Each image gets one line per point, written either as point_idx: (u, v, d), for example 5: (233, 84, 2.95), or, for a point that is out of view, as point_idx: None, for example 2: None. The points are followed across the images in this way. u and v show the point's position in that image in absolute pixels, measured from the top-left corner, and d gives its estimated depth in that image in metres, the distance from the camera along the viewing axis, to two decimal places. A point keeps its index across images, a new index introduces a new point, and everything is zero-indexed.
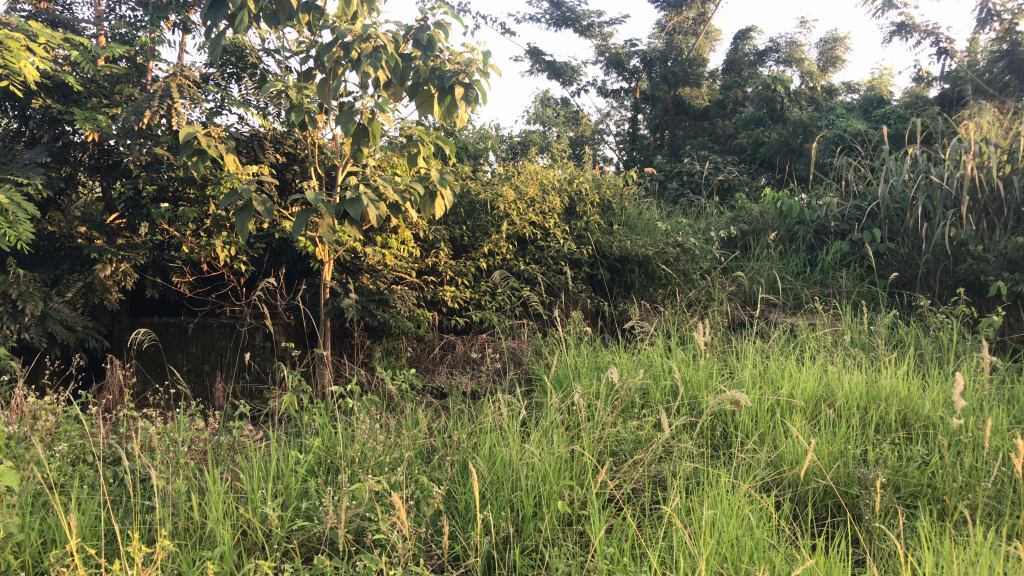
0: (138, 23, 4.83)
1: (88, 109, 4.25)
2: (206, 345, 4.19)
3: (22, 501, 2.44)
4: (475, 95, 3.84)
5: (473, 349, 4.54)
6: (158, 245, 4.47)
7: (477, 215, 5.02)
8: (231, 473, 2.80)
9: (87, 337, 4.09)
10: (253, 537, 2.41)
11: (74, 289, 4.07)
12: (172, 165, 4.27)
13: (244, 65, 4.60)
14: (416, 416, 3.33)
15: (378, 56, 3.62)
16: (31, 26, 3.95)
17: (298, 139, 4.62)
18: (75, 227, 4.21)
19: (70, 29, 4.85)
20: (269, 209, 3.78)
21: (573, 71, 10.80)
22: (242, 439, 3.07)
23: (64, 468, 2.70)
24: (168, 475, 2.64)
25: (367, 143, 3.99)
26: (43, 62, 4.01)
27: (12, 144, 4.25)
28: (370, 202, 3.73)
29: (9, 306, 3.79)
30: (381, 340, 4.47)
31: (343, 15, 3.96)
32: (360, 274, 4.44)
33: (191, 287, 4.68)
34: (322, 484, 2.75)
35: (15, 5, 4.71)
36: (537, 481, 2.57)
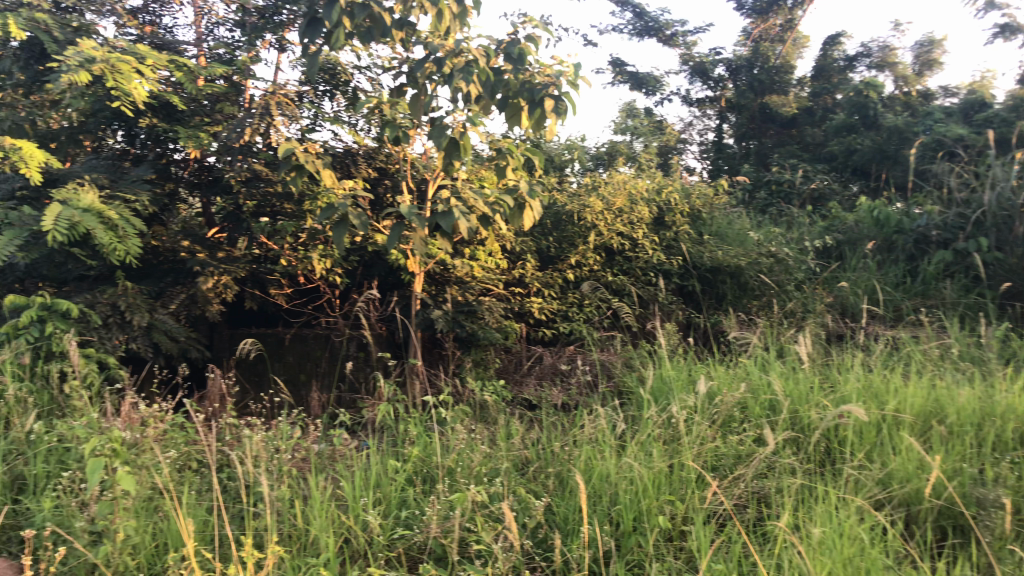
0: (236, 44, 5.01)
1: (192, 128, 4.50)
2: (302, 355, 4.39)
3: (138, 504, 2.57)
4: (565, 107, 3.91)
5: (562, 361, 4.50)
6: (256, 259, 4.71)
7: (563, 226, 5.05)
8: (332, 481, 2.87)
9: (190, 347, 4.29)
10: (356, 545, 2.46)
11: (177, 301, 4.28)
12: (270, 180, 4.47)
13: (337, 83, 4.76)
14: (510, 427, 3.33)
15: (470, 70, 3.79)
16: (139, 50, 4.20)
17: (389, 154, 4.73)
18: (179, 241, 4.49)
19: (173, 51, 5.14)
20: (363, 222, 3.93)
21: (656, 82, 10.14)
22: (340, 447, 3.13)
23: (174, 473, 2.82)
24: (273, 481, 2.73)
25: (459, 157, 4.06)
26: (152, 83, 4.27)
27: (120, 164, 4.58)
28: (461, 215, 3.81)
29: (118, 317, 3.99)
30: (470, 352, 4.47)
31: (436, 31, 4.11)
32: (449, 285, 4.60)
33: (288, 299, 4.89)
34: (421, 494, 2.79)
35: (122, 30, 5.12)
36: (636, 495, 2.56)
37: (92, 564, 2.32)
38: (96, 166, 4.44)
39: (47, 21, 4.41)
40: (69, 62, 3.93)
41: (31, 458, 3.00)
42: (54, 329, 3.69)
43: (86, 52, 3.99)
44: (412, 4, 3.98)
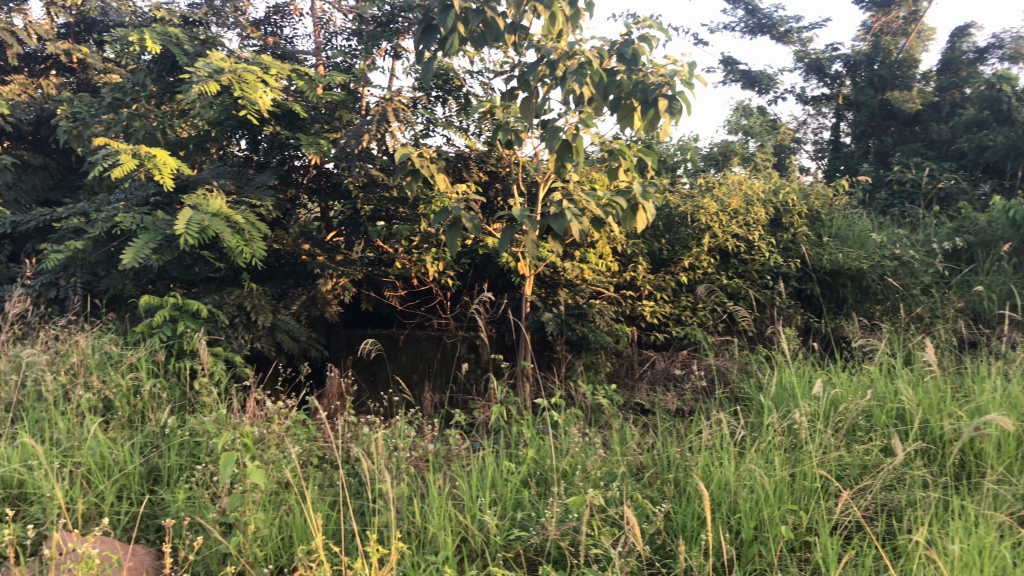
0: (353, 52, 5.13)
1: (312, 134, 4.66)
2: (416, 355, 4.50)
3: (265, 497, 2.68)
4: (679, 107, 3.84)
5: (675, 365, 4.42)
6: (371, 262, 4.84)
7: (676, 228, 5.01)
8: (448, 480, 2.91)
9: (310, 347, 4.45)
10: (473, 545, 2.50)
11: (298, 302, 4.45)
12: (386, 185, 4.58)
13: (450, 88, 4.84)
14: (624, 431, 3.30)
15: (582, 72, 3.78)
16: (263, 60, 4.37)
17: (500, 157, 4.78)
18: (299, 244, 4.65)
19: (293, 60, 5.34)
20: (476, 225, 3.98)
21: (769, 80, 9.83)
22: (455, 448, 3.18)
23: (298, 468, 2.92)
24: (392, 479, 2.79)
25: (571, 160, 4.06)
26: (275, 92, 4.44)
27: (245, 170, 4.76)
28: (573, 217, 3.80)
29: (243, 317, 4.18)
30: (580, 355, 4.48)
31: (548, 34, 4.12)
32: (560, 288, 4.60)
33: (402, 300, 5.01)
34: (536, 495, 2.80)
35: (247, 42, 5.35)
36: (757, 503, 2.49)
37: (224, 552, 2.44)
38: (224, 172, 4.65)
39: (178, 35, 4.64)
40: (200, 74, 4.13)
41: (166, 451, 3.16)
42: (185, 328, 3.88)
43: (215, 63, 4.18)
44: (525, 9, 4.00)
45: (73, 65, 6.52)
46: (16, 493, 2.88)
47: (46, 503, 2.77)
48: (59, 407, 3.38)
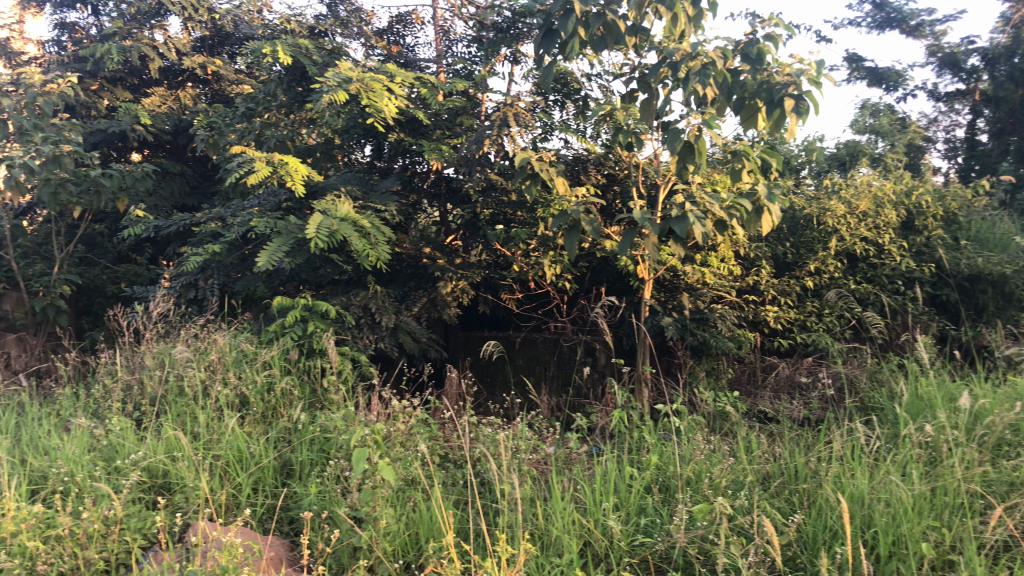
0: (473, 59, 5.23)
1: (434, 140, 4.77)
2: (532, 358, 4.64)
3: (393, 494, 2.75)
4: (806, 106, 3.74)
5: (800, 372, 4.26)
6: (490, 265, 4.93)
7: (800, 231, 4.89)
8: (571, 483, 2.92)
9: (430, 348, 4.58)
10: (598, 549, 2.49)
11: (420, 304, 4.58)
12: (505, 189, 4.65)
13: (569, 92, 4.85)
14: (749, 439, 3.22)
15: (706, 73, 3.72)
16: (389, 69, 4.50)
17: (619, 160, 4.77)
18: (421, 247, 4.76)
19: (416, 69, 5.47)
20: (596, 228, 3.98)
21: (898, 76, 9.37)
22: (576, 451, 3.19)
23: (424, 467, 2.98)
24: (516, 480, 2.82)
25: (693, 161, 3.99)
26: (400, 99, 4.56)
27: (369, 176, 4.90)
28: (696, 219, 3.74)
29: (369, 318, 4.35)
30: (701, 361, 4.43)
31: (670, 36, 4.07)
32: (680, 292, 4.55)
33: (519, 303, 5.08)
34: (660, 502, 2.77)
35: (372, 52, 5.52)
36: (894, 518, 2.39)
37: (355, 546, 2.52)
38: (350, 178, 4.80)
39: (308, 46, 4.82)
40: (330, 84, 4.29)
41: (298, 446, 3.28)
42: (314, 328, 4.04)
43: (344, 73, 4.33)
44: (646, 10, 3.97)
45: (209, 78, 6.87)
46: (161, 482, 3.05)
47: (190, 493, 2.92)
48: (199, 401, 3.56)
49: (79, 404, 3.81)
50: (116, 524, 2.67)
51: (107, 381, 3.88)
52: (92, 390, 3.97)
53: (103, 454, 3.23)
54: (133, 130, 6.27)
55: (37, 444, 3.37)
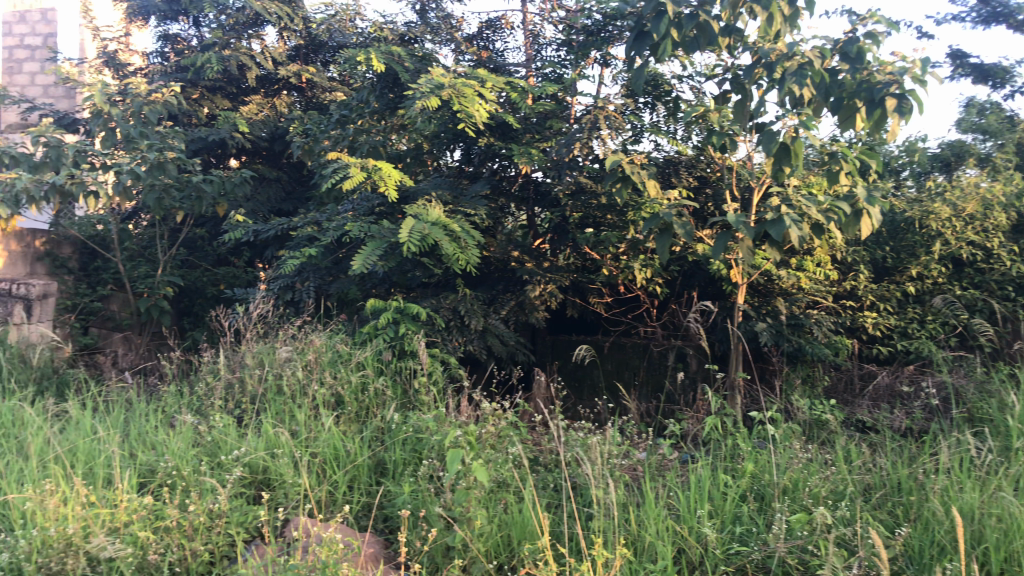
0: (563, 62, 5.23)
1: (524, 144, 4.79)
2: (621, 363, 4.65)
3: (486, 495, 2.77)
4: (909, 106, 3.62)
5: (900, 381, 4.09)
6: (579, 269, 4.93)
7: (900, 234, 4.67)
8: (664, 489, 2.90)
9: (518, 351, 4.60)
10: (694, 557, 2.47)
11: (508, 307, 4.62)
12: (595, 193, 4.63)
13: (659, 94, 4.80)
14: (848, 449, 3.14)
15: (804, 73, 3.63)
16: (480, 74, 4.54)
17: (711, 162, 4.71)
18: (510, 250, 4.79)
19: (505, 73, 5.51)
20: (688, 231, 3.93)
21: (1004, 73, 8.94)
22: (669, 457, 3.15)
23: (515, 469, 3.00)
24: (608, 485, 2.81)
25: (789, 164, 3.90)
26: (491, 104, 4.60)
27: (460, 180, 4.95)
28: (792, 223, 3.66)
29: (458, 320, 4.40)
30: (796, 367, 4.34)
31: (765, 36, 3.98)
32: (774, 297, 4.46)
33: (608, 307, 5.07)
34: (756, 510, 2.72)
35: (462, 57, 5.58)
36: (1008, 535, 2.30)
37: (448, 545, 2.56)
38: (440, 183, 4.87)
39: (400, 53, 4.90)
40: (423, 90, 4.35)
41: (391, 445, 3.34)
42: (406, 330, 4.11)
43: (436, 79, 4.38)
44: (741, 10, 3.90)
45: (304, 85, 7.05)
46: (261, 477, 3.15)
47: (289, 490, 3.00)
48: (296, 400, 3.65)
49: (183, 401, 3.95)
50: (220, 518, 2.77)
51: (210, 379, 4.01)
52: (195, 388, 4.11)
53: (207, 449, 3.34)
54: (232, 138, 6.48)
55: (145, 439, 3.51)
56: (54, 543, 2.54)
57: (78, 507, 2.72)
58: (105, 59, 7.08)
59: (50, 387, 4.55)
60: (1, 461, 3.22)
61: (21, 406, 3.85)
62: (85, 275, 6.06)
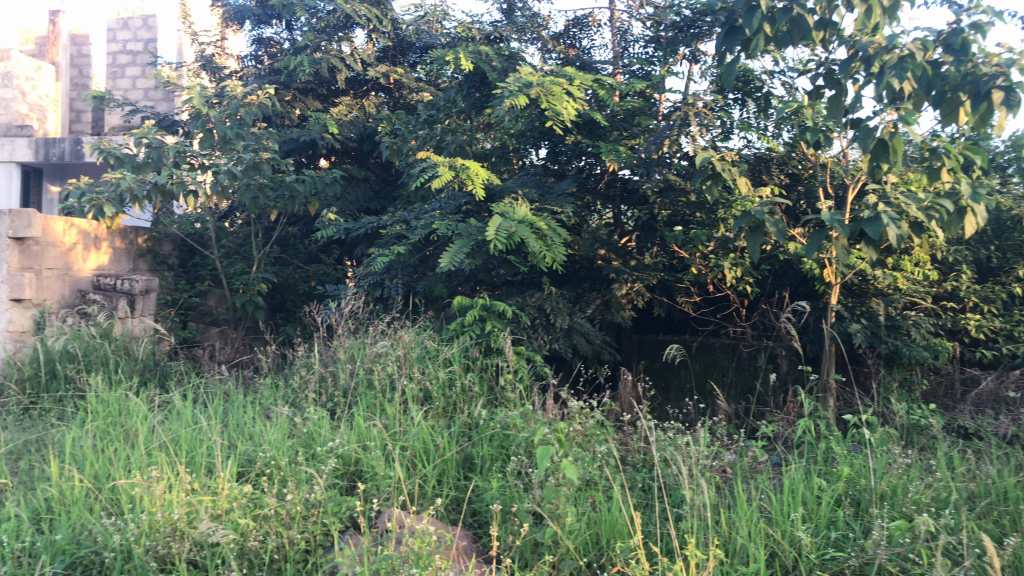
0: (651, 59, 5.20)
1: (612, 142, 4.77)
2: (709, 364, 4.60)
3: (574, 492, 2.78)
4: (1018, 99, 3.46)
5: (1006, 387, 3.93)
6: (667, 267, 4.89)
7: (1006, 234, 4.48)
8: (755, 491, 2.86)
9: (603, 350, 4.59)
10: (787, 561, 2.43)
11: (593, 305, 4.62)
12: (684, 191, 4.59)
13: (750, 90, 4.71)
14: (950, 456, 3.03)
15: (904, 67, 3.51)
16: (568, 71, 4.54)
17: (803, 160, 4.61)
18: (596, 248, 4.78)
19: (592, 70, 5.50)
20: (780, 230, 3.85)
21: None
22: (759, 459, 3.11)
23: (601, 468, 3.00)
24: (697, 485, 2.79)
25: (887, 160, 3.78)
26: (578, 102, 4.59)
27: (546, 178, 4.97)
28: (891, 221, 3.55)
29: (544, 319, 4.42)
30: (893, 370, 4.21)
31: (863, 28, 3.87)
32: (870, 297, 4.34)
33: (697, 307, 5.02)
34: (853, 515, 2.66)
35: (549, 55, 5.59)
36: None
37: (538, 541, 2.59)
38: (527, 181, 4.89)
39: (488, 53, 4.94)
40: (511, 88, 4.38)
41: (479, 441, 3.37)
42: (492, 327, 4.15)
43: (525, 78, 4.41)
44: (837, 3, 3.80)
45: (392, 86, 7.18)
46: (353, 469, 3.22)
47: (381, 481, 3.07)
48: (387, 395, 3.73)
49: (279, 394, 4.07)
50: (316, 507, 2.85)
51: (303, 373, 4.13)
52: (289, 381, 4.24)
53: (302, 440, 3.44)
54: (322, 139, 6.65)
55: (243, 429, 3.63)
56: (161, 527, 2.66)
57: (182, 493, 2.83)
58: (203, 63, 7.35)
59: (152, 379, 4.76)
60: (109, 448, 3.38)
61: (126, 396, 4.03)
62: (184, 272, 6.31)
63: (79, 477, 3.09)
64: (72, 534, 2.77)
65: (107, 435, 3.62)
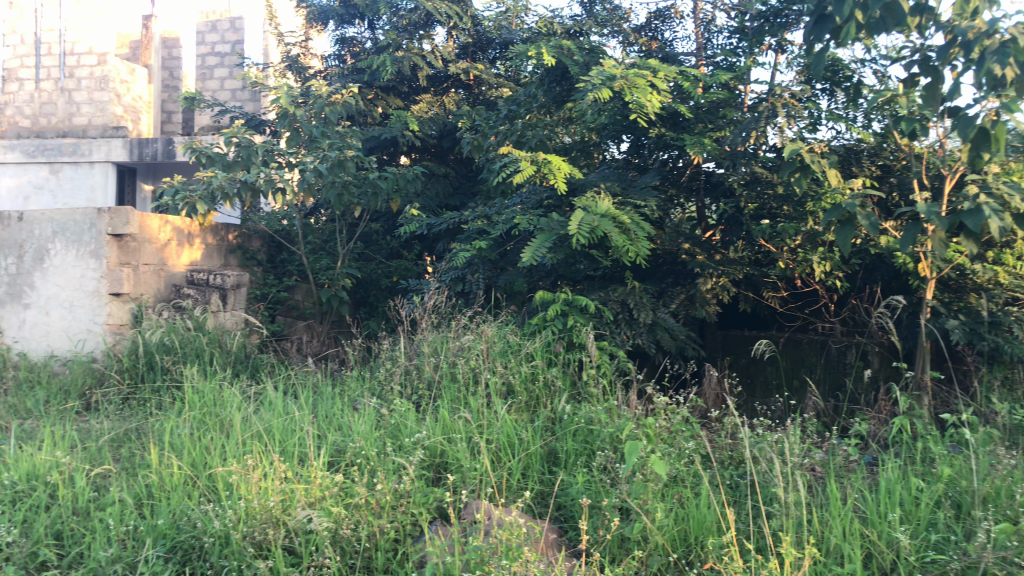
0: (736, 50, 5.11)
1: (696, 134, 4.70)
2: (796, 360, 4.50)
3: (662, 488, 2.76)
4: None
5: None
6: (752, 262, 4.81)
7: None
8: (848, 490, 2.79)
9: (687, 345, 4.54)
10: (885, 562, 2.37)
11: (677, 300, 4.56)
12: (771, 183, 4.50)
13: (839, 79, 4.58)
14: None
15: (1006, 53, 3.36)
16: (652, 64, 4.49)
17: (896, 150, 4.47)
18: (680, 242, 4.72)
19: (675, 62, 5.44)
20: (873, 222, 3.74)
21: None
22: (851, 457, 3.03)
23: (688, 465, 2.96)
24: (788, 484, 2.74)
25: (988, 150, 3.62)
26: (662, 94, 4.54)
27: (629, 172, 4.93)
28: (993, 213, 3.41)
29: (626, 314, 4.39)
30: (993, 368, 4.05)
31: (961, 13, 3.72)
32: (968, 293, 4.18)
33: (783, 302, 4.92)
34: (954, 517, 2.58)
35: (631, 48, 5.55)
36: None
37: (626, 536, 2.58)
38: (609, 175, 4.86)
39: (571, 46, 4.88)
40: (594, 82, 4.37)
41: (563, 436, 3.37)
42: (575, 322, 4.15)
43: (608, 70, 4.39)
44: None
45: (472, 83, 7.24)
46: (439, 461, 3.26)
47: (468, 473, 3.11)
48: (471, 388, 3.76)
49: (365, 386, 4.14)
50: (404, 498, 2.91)
51: (388, 366, 4.20)
52: (375, 373, 4.31)
53: (389, 432, 3.51)
54: (403, 136, 6.74)
55: (332, 420, 3.72)
56: (258, 514, 2.75)
57: (276, 481, 2.91)
58: (288, 63, 7.53)
59: (244, 370, 4.90)
60: (206, 436, 3.50)
61: (220, 387, 4.16)
62: (272, 267, 6.49)
63: (178, 464, 3.20)
64: (173, 519, 2.89)
65: (203, 424, 3.74)
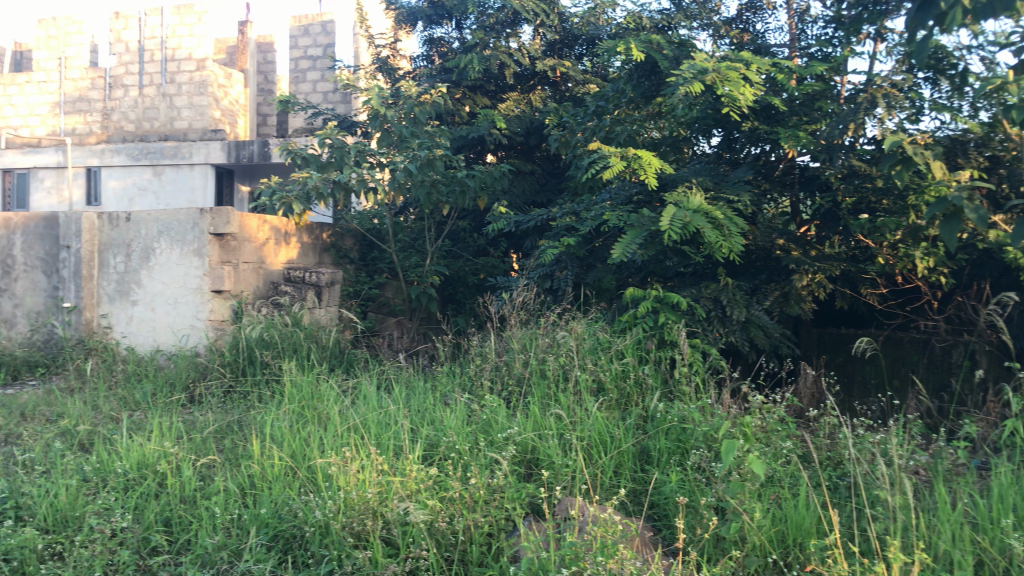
0: (832, 40, 4.97)
1: (791, 127, 4.59)
2: (897, 359, 4.37)
3: (760, 489, 2.72)
4: None
5: None
6: (850, 258, 4.68)
7: None
8: (956, 494, 2.70)
9: (782, 343, 4.45)
10: (999, 569, 2.29)
11: (771, 298, 4.47)
12: (871, 176, 4.38)
13: (942, 66, 4.36)
14: None
15: None
16: (745, 56, 4.41)
17: (1005, 139, 4.28)
18: (774, 238, 4.63)
19: (768, 54, 5.33)
20: (982, 216, 3.58)
21: None
22: (958, 459, 2.93)
23: (786, 465, 2.91)
24: (892, 486, 2.66)
25: None
26: (755, 87, 4.45)
27: (720, 167, 4.85)
28: None
29: (719, 311, 4.32)
30: None
31: None
32: None
33: (882, 300, 4.78)
34: None
35: (722, 41, 5.47)
36: None
37: (723, 536, 2.55)
38: (700, 170, 4.79)
39: (660, 41, 4.85)
40: (686, 75, 4.32)
41: (655, 434, 3.35)
42: (667, 320, 4.11)
43: (700, 64, 4.33)
44: None
45: (559, 80, 7.24)
46: (530, 457, 3.27)
47: (561, 470, 3.12)
48: (561, 385, 3.77)
49: (456, 382, 4.19)
50: (498, 492, 2.94)
51: (478, 362, 4.24)
52: (465, 369, 4.35)
53: (481, 427, 3.54)
54: (490, 135, 6.80)
55: (424, 414, 3.78)
56: (357, 505, 2.81)
57: (373, 473, 2.97)
58: (378, 65, 7.68)
59: (339, 365, 5.03)
60: (304, 430, 3.60)
61: (316, 381, 4.27)
62: (364, 265, 6.62)
63: (278, 456, 3.31)
64: (275, 509, 2.99)
65: (301, 418, 3.86)
